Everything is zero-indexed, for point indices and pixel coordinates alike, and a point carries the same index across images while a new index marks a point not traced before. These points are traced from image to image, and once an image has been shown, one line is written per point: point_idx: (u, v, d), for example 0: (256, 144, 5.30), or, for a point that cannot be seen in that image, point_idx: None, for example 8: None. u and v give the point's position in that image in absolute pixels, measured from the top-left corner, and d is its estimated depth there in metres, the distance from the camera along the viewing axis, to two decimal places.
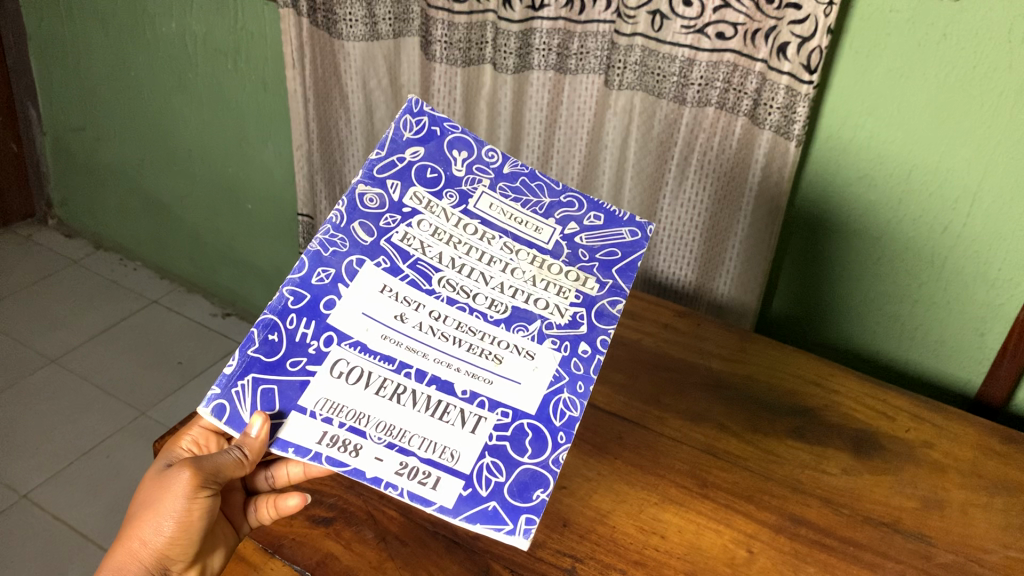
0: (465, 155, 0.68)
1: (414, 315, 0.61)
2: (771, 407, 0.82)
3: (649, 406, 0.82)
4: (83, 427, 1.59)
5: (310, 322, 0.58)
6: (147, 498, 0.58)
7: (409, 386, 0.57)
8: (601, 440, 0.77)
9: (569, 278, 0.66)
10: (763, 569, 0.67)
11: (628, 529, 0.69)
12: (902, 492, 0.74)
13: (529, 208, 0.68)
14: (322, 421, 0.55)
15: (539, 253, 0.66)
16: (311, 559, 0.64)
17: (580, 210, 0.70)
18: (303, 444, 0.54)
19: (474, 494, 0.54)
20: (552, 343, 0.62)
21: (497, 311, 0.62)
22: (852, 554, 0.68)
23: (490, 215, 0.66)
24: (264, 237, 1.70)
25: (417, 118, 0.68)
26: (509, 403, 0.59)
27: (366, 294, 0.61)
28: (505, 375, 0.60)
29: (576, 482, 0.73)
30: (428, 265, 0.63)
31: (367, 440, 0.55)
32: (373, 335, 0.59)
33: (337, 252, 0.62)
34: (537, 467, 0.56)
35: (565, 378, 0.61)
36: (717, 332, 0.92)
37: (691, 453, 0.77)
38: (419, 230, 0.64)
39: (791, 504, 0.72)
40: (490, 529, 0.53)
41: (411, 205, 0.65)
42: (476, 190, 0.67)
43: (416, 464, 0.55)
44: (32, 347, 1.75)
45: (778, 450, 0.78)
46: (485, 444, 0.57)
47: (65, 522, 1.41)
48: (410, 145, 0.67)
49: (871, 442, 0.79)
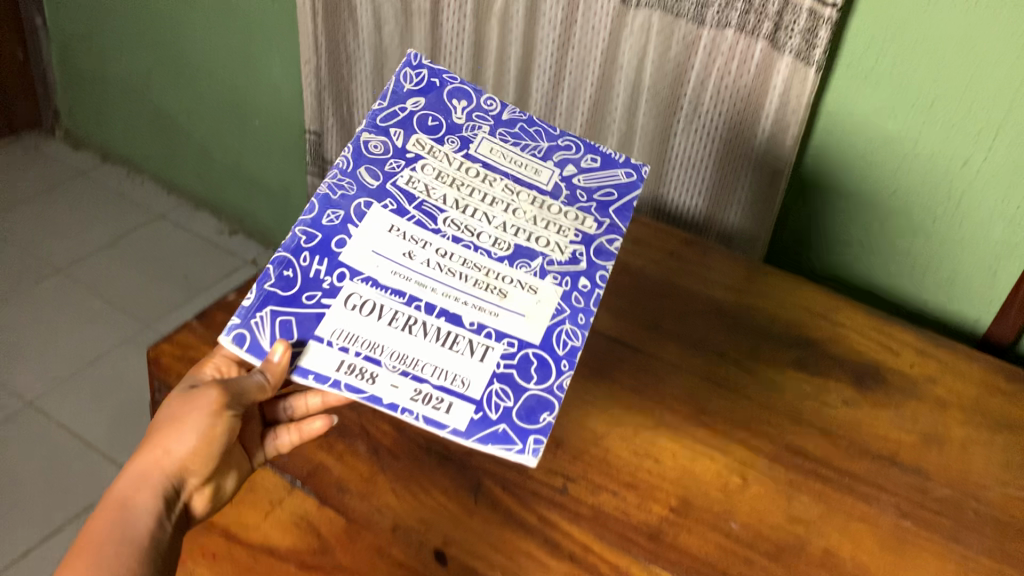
0: (465, 104, 0.72)
1: (421, 252, 0.61)
2: (776, 337, 0.81)
3: (651, 333, 0.80)
4: (88, 338, 1.60)
5: (321, 259, 0.59)
6: (171, 414, 0.56)
7: (420, 317, 0.58)
8: (600, 364, 0.76)
9: (568, 218, 0.67)
10: (756, 496, 0.66)
11: (623, 453, 0.69)
12: (902, 426, 0.73)
13: (528, 152, 0.70)
14: (340, 351, 0.55)
15: (539, 196, 0.68)
16: (303, 470, 0.64)
17: (577, 153, 0.72)
18: (323, 371, 0.53)
19: (485, 417, 0.54)
20: (553, 278, 0.63)
21: (501, 249, 0.63)
22: (848, 485, 0.68)
23: (492, 163, 0.68)
24: (271, 154, 1.67)
25: (417, 72, 0.72)
26: (515, 333, 0.59)
27: (376, 233, 0.61)
28: (511, 307, 0.60)
29: (572, 404, 0.72)
30: (433, 206, 0.64)
31: (382, 368, 0.54)
32: (380, 271, 0.59)
33: (345, 196, 0.63)
34: (543, 393, 0.56)
35: (566, 310, 0.61)
36: (724, 260, 0.90)
37: (691, 380, 0.76)
38: (424, 173, 0.66)
39: (789, 434, 0.72)
40: (501, 449, 0.53)
41: (413, 153, 0.67)
42: (476, 136, 0.70)
43: (427, 390, 0.54)
44: (39, 258, 1.76)
45: (779, 380, 0.76)
46: (494, 371, 0.56)
47: (71, 431, 1.43)
48: (410, 99, 0.71)
49: (874, 376, 0.78)
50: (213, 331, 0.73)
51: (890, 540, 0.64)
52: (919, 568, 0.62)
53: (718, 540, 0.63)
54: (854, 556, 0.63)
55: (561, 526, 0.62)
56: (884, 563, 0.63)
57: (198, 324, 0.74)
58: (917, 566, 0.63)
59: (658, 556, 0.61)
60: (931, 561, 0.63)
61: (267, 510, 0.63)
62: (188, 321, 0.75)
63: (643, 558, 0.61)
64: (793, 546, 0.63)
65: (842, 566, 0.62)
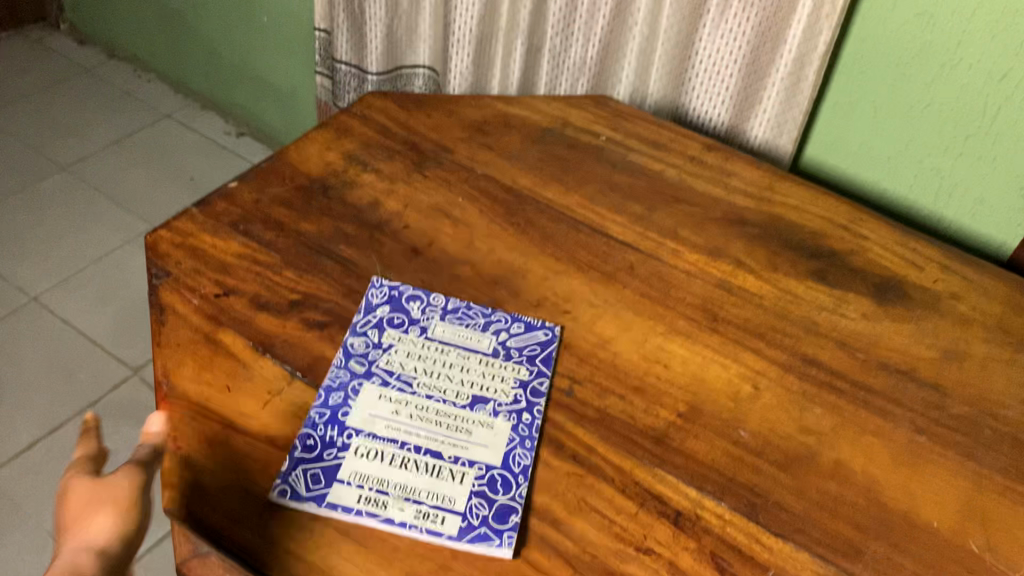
0: (420, 302, 0.68)
1: (407, 408, 0.61)
2: (796, 247, 0.78)
3: (665, 239, 0.77)
4: (94, 236, 1.58)
5: (333, 425, 0.58)
6: (87, 501, 0.50)
7: (411, 456, 0.57)
8: (611, 268, 0.74)
9: (506, 373, 0.64)
10: (767, 405, 0.64)
11: (632, 357, 0.67)
12: (922, 342, 0.71)
13: (467, 327, 0.67)
14: (355, 487, 0.55)
15: (484, 361, 0.65)
16: (303, 360, 0.63)
17: (505, 321, 0.68)
18: (342, 502, 0.54)
19: (469, 524, 0.54)
20: (507, 417, 0.61)
21: (458, 400, 0.62)
22: (862, 398, 0.66)
23: (443, 341, 0.66)
24: (280, 53, 1.62)
25: (381, 288, 0.69)
26: (485, 457, 0.58)
27: (364, 403, 0.60)
28: (477, 441, 0.59)
29: (580, 308, 0.70)
30: (406, 376, 0.63)
31: (388, 497, 0.55)
32: (377, 426, 0.59)
33: (339, 379, 0.62)
34: (511, 500, 0.56)
35: (516, 438, 0.60)
36: (745, 168, 0.86)
37: (705, 287, 0.73)
38: (398, 356, 0.64)
39: (804, 344, 0.69)
40: (479, 547, 0.53)
41: (387, 340, 0.65)
42: (430, 322, 0.67)
43: (426, 508, 0.55)
44: (44, 154, 1.73)
45: (797, 291, 0.74)
46: (474, 489, 0.56)
47: (75, 327, 1.43)
48: (379, 306, 0.67)
49: (894, 290, 0.75)
50: (212, 219, 0.72)
51: (902, 454, 0.62)
52: (931, 483, 0.61)
53: (725, 447, 0.61)
54: (865, 468, 0.61)
55: (565, 427, 0.61)
56: (896, 477, 0.61)
57: (198, 212, 0.73)
58: (930, 480, 0.61)
59: (664, 460, 0.59)
60: (944, 476, 0.61)
61: (266, 399, 0.60)
62: (188, 210, 0.73)
63: (648, 461, 0.59)
64: (803, 456, 0.61)
65: (852, 478, 0.60)
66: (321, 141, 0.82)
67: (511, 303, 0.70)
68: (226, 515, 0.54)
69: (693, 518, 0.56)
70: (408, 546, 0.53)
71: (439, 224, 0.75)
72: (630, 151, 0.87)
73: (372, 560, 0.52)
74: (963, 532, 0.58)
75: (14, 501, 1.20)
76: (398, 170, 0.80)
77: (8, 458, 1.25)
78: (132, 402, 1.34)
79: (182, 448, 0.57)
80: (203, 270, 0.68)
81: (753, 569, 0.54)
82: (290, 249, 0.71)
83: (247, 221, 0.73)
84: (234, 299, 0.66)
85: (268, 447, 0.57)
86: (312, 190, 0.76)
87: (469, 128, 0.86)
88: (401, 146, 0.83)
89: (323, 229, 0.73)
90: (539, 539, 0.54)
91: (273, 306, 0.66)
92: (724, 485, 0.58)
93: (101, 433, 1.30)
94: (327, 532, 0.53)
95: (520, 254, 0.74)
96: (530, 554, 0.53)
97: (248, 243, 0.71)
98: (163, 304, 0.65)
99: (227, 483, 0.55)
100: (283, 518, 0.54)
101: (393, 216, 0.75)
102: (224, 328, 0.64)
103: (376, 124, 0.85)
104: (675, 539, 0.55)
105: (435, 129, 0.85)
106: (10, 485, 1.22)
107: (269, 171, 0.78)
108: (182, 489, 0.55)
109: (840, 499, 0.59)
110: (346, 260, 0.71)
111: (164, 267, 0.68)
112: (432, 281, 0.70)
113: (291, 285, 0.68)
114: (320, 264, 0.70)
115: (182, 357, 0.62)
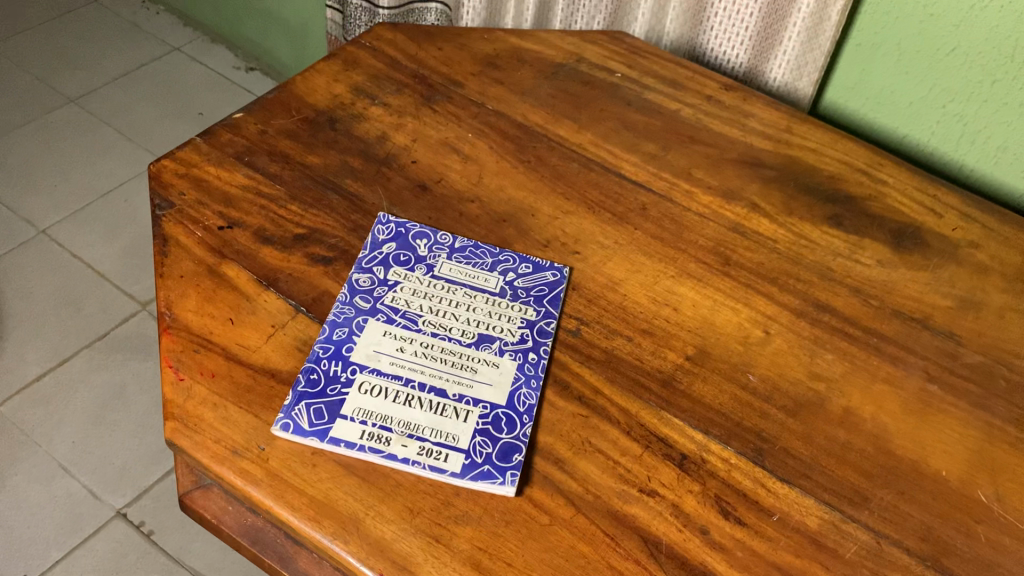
0: (427, 240, 0.67)
1: (411, 345, 0.60)
2: (812, 191, 0.76)
3: (679, 180, 0.76)
4: (101, 169, 1.57)
5: (336, 361, 0.58)
6: None
7: (416, 393, 0.57)
8: (623, 209, 0.72)
9: (513, 313, 0.63)
10: (777, 351, 0.63)
11: (641, 299, 0.65)
12: (938, 290, 0.69)
13: (474, 266, 0.66)
14: (358, 423, 0.55)
15: (491, 301, 0.64)
16: (307, 296, 0.62)
17: (513, 260, 0.67)
18: (347, 438, 0.54)
19: (473, 462, 0.54)
20: (512, 356, 0.60)
21: (464, 338, 0.61)
22: (874, 346, 0.65)
23: (449, 279, 0.65)
24: None
25: (387, 225, 0.67)
26: (489, 397, 0.57)
27: (369, 340, 0.60)
28: (481, 379, 0.58)
29: (590, 249, 0.69)
30: (412, 315, 0.62)
31: (393, 434, 0.54)
32: (382, 362, 0.58)
33: (344, 315, 0.61)
34: (515, 439, 0.55)
35: (520, 378, 0.59)
36: (763, 109, 0.84)
37: (718, 230, 0.72)
38: (404, 294, 0.63)
39: (818, 290, 0.68)
40: (482, 486, 0.53)
41: (393, 277, 0.64)
42: (438, 260, 0.66)
43: (429, 445, 0.54)
44: (52, 86, 1.71)
45: (812, 236, 0.72)
46: (479, 427, 0.56)
47: (84, 260, 1.43)
48: (385, 244, 0.66)
49: (912, 237, 0.73)
50: (216, 150, 0.71)
51: (913, 403, 0.61)
52: (941, 432, 0.60)
53: (734, 392, 0.60)
54: (874, 416, 0.60)
55: (571, 367, 0.60)
56: (906, 426, 0.60)
57: (202, 143, 0.72)
58: (940, 429, 0.60)
59: (670, 403, 0.59)
60: (955, 426, 0.60)
61: (269, 332, 0.59)
62: (192, 140, 0.72)
63: (655, 404, 0.59)
64: (812, 403, 0.60)
65: (861, 425, 0.60)
66: (328, 73, 0.80)
67: (519, 241, 0.68)
68: (229, 447, 0.53)
69: (698, 461, 0.56)
70: (412, 482, 0.53)
71: (447, 160, 0.74)
72: (645, 89, 0.84)
73: (376, 495, 0.52)
74: (971, 482, 0.57)
75: (23, 432, 1.22)
76: (407, 104, 0.78)
77: (18, 389, 1.26)
78: (140, 336, 1.35)
79: (184, 379, 0.56)
80: (207, 201, 0.67)
81: (758, 514, 0.54)
82: (295, 182, 0.69)
83: (252, 153, 0.71)
84: (238, 232, 0.65)
85: (270, 380, 0.56)
86: (318, 123, 0.75)
87: (480, 63, 0.84)
88: (410, 79, 0.81)
89: (329, 163, 0.72)
90: (542, 479, 0.54)
91: (277, 240, 0.65)
92: (731, 430, 0.58)
93: (109, 367, 1.30)
94: (330, 465, 0.53)
95: (529, 192, 0.72)
96: (533, 494, 0.53)
97: (253, 175, 0.69)
98: (166, 235, 0.64)
99: (230, 416, 0.55)
100: (287, 451, 0.53)
101: (401, 151, 0.74)
102: (227, 261, 0.63)
103: (385, 56, 0.83)
104: (679, 482, 0.55)
105: (446, 62, 0.83)
106: (20, 416, 1.23)
107: (275, 103, 0.76)
108: (183, 420, 0.54)
109: (848, 446, 0.58)
110: (352, 195, 0.69)
111: (167, 198, 0.67)
112: (439, 218, 0.69)
113: (296, 218, 0.67)
114: (325, 199, 0.69)
115: (184, 289, 0.61)
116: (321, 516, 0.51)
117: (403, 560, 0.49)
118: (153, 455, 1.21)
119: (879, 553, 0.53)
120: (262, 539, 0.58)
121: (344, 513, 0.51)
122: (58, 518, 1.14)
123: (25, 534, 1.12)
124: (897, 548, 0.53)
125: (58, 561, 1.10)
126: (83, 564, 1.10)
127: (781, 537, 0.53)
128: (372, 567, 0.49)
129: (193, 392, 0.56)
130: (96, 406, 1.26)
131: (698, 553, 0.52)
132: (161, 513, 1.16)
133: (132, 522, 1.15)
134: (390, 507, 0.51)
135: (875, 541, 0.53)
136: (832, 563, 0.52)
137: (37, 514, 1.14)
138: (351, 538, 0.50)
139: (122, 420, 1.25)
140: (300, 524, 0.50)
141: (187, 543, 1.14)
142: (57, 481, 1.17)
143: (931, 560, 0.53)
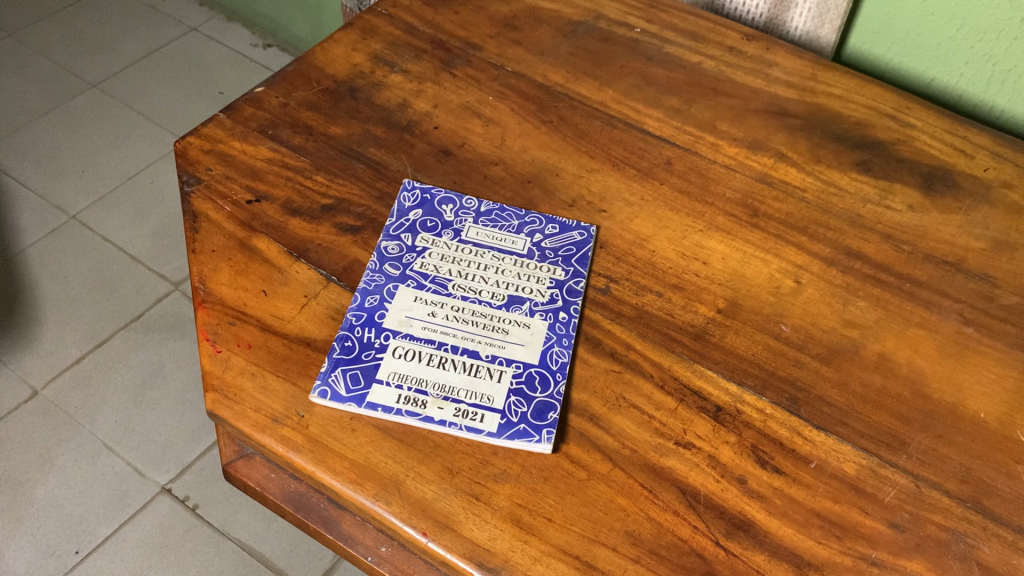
0: (453, 206, 0.67)
1: (442, 310, 0.60)
2: (840, 138, 0.75)
3: (704, 133, 0.75)
4: (128, 152, 1.59)
5: (370, 327, 0.58)
6: None
7: (450, 355, 0.57)
8: (647, 165, 0.72)
9: (542, 273, 0.63)
10: (809, 300, 0.63)
11: (669, 255, 0.65)
12: (971, 233, 0.68)
13: (501, 229, 0.66)
14: (394, 387, 0.55)
15: (518, 262, 0.64)
16: (338, 265, 0.62)
17: (539, 221, 0.67)
18: (384, 402, 0.54)
19: (509, 422, 0.54)
20: (543, 316, 0.60)
21: (494, 300, 0.61)
22: (908, 291, 0.64)
23: (477, 243, 0.65)
24: None
25: (413, 191, 0.68)
26: (522, 357, 0.58)
27: (401, 306, 0.60)
28: (513, 340, 0.59)
29: (616, 207, 0.68)
30: (442, 280, 0.62)
31: (429, 397, 0.55)
32: (414, 327, 0.59)
33: (375, 282, 0.61)
34: (550, 398, 0.56)
35: (552, 337, 0.59)
36: (785, 57, 0.83)
37: (746, 181, 0.71)
38: (433, 261, 0.63)
39: (848, 238, 0.67)
40: (519, 443, 0.53)
41: (420, 243, 0.64)
42: (464, 225, 0.66)
43: (464, 407, 0.55)
44: (74, 72, 1.73)
45: (841, 183, 0.71)
46: (513, 387, 0.56)
47: (115, 243, 1.45)
48: (411, 211, 0.66)
49: (943, 180, 0.72)
50: (240, 124, 0.72)
51: (948, 345, 0.61)
52: (979, 374, 0.60)
53: (767, 343, 0.60)
54: (910, 361, 0.60)
55: (602, 324, 0.60)
56: (944, 368, 0.60)
57: (226, 118, 0.72)
58: (977, 371, 0.60)
59: (704, 356, 0.59)
60: (992, 367, 0.60)
61: (303, 302, 0.60)
62: (216, 116, 0.72)
63: (687, 357, 0.59)
64: (847, 350, 0.60)
65: (897, 370, 0.59)
66: (346, 43, 0.80)
67: (545, 202, 0.68)
68: (269, 416, 0.54)
69: (734, 413, 0.56)
70: (450, 443, 0.53)
71: (469, 124, 0.74)
72: (665, 43, 0.83)
73: (415, 457, 0.53)
74: (1010, 423, 0.57)
75: (67, 413, 1.24)
76: (427, 70, 0.78)
77: (59, 371, 1.29)
78: (175, 315, 1.37)
79: (222, 350, 0.57)
80: (234, 176, 0.68)
81: (795, 462, 0.54)
82: (320, 153, 0.70)
83: (275, 126, 0.72)
84: (266, 205, 0.66)
85: (306, 349, 0.57)
86: (339, 93, 0.75)
87: (497, 25, 0.83)
88: (428, 45, 0.80)
89: (352, 132, 0.72)
90: (578, 436, 0.54)
91: (305, 211, 0.66)
92: (764, 379, 0.58)
93: (146, 346, 1.33)
94: (368, 430, 0.54)
95: (553, 153, 0.72)
96: (570, 450, 0.53)
97: (277, 148, 0.70)
98: (196, 211, 0.65)
99: (268, 386, 0.55)
100: (327, 417, 0.54)
101: (423, 118, 0.74)
102: (257, 234, 0.64)
103: (402, 23, 0.82)
104: (714, 433, 0.55)
105: (463, 26, 0.83)
106: (63, 398, 1.26)
107: (295, 75, 0.76)
108: (223, 391, 0.55)
109: (884, 392, 0.58)
110: (377, 163, 0.69)
111: (194, 174, 0.68)
112: (464, 182, 0.69)
113: (322, 189, 0.67)
114: (350, 168, 0.69)
115: (216, 263, 0.62)
116: (363, 479, 0.52)
117: (445, 518, 0.50)
118: (194, 431, 1.24)
119: (918, 496, 0.53)
120: (306, 504, 0.59)
121: (385, 475, 0.52)
122: (106, 495, 1.17)
123: (74, 512, 1.15)
124: (937, 490, 0.53)
125: (108, 536, 1.13)
126: (132, 539, 1.13)
127: (819, 484, 0.53)
128: (415, 527, 0.50)
129: (232, 363, 0.57)
130: (135, 386, 1.28)
131: (737, 503, 0.52)
132: (205, 487, 1.19)
133: (177, 497, 1.17)
134: (430, 468, 0.52)
135: (915, 485, 0.53)
136: (872, 508, 0.52)
137: (85, 492, 1.17)
138: (392, 500, 0.51)
139: (161, 398, 1.27)
140: (343, 488, 0.51)
141: (232, 514, 1.17)
142: (102, 460, 1.20)
143: (972, 502, 0.53)
